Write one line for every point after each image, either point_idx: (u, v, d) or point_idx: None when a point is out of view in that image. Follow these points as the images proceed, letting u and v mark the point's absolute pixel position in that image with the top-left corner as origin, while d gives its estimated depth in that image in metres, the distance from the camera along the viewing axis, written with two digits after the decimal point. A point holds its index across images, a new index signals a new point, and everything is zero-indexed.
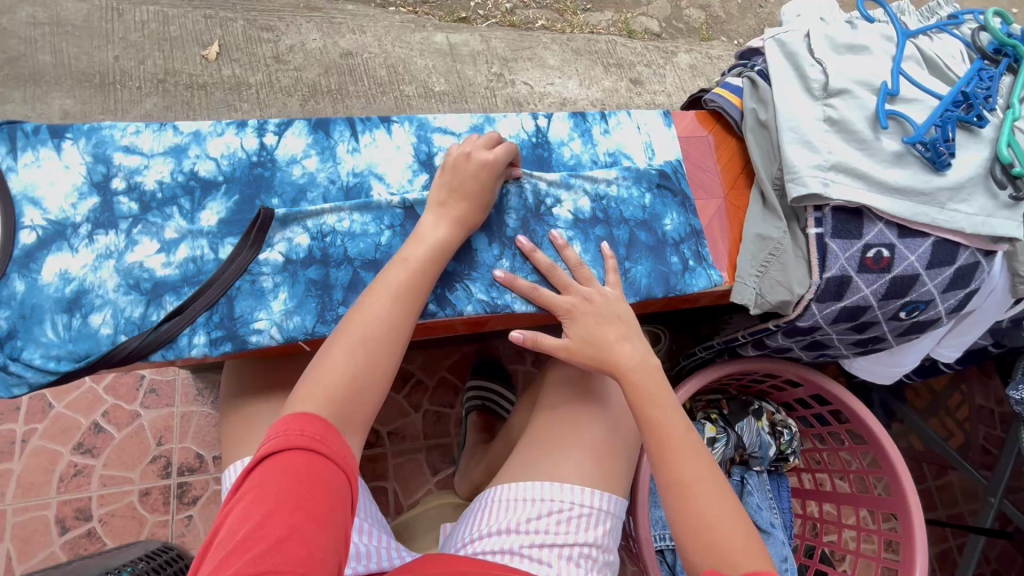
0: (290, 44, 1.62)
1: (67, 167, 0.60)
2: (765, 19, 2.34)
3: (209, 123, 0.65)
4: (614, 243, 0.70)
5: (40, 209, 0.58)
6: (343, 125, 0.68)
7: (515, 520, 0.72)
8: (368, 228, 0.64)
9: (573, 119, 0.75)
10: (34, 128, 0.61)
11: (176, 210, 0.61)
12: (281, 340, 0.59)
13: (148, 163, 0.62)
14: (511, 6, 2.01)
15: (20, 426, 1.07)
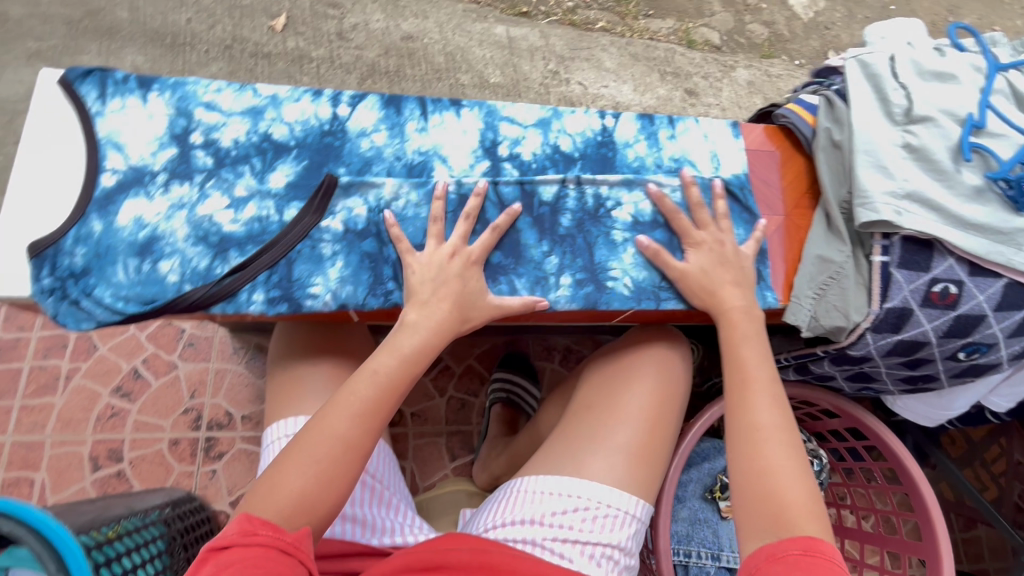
0: (354, 23, 1.66)
1: (151, 117, 0.62)
2: (831, 41, 2.27)
3: (286, 89, 0.66)
4: (671, 249, 0.68)
5: (122, 154, 0.60)
6: (415, 104, 0.69)
7: (540, 512, 0.73)
8: (426, 209, 0.64)
9: (641, 121, 0.74)
10: (124, 77, 0.63)
11: (247, 168, 0.62)
12: (334, 308, 0.59)
13: (226, 122, 0.63)
14: (572, 5, 2.00)
15: (67, 362, 1.12)
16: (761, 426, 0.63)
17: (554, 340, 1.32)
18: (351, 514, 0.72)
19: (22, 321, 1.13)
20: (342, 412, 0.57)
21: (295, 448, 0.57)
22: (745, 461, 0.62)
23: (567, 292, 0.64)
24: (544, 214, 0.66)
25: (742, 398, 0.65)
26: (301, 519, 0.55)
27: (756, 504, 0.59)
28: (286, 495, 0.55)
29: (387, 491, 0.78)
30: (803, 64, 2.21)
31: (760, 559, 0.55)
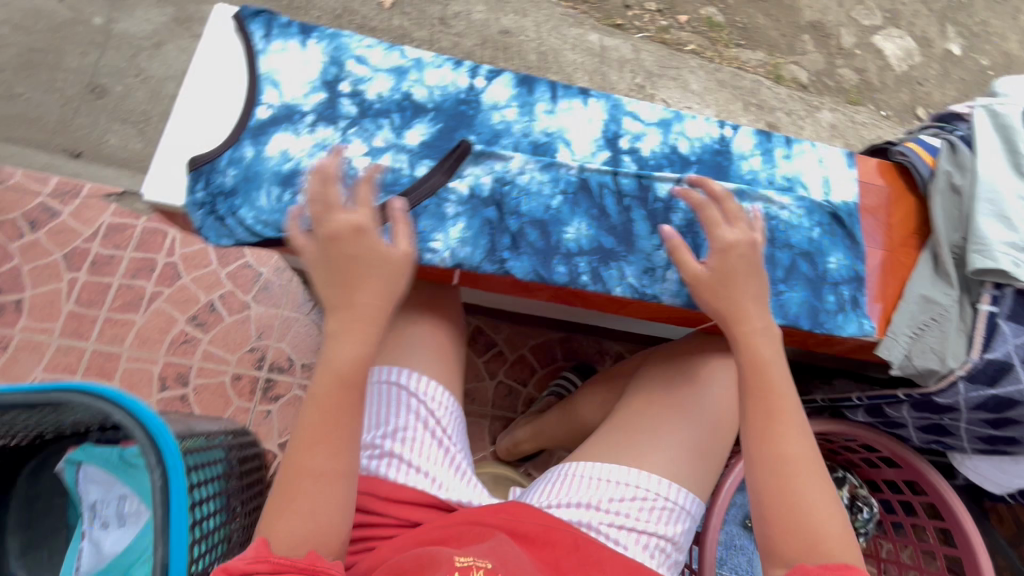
0: (457, 12, 1.72)
1: (307, 61, 0.66)
2: (922, 97, 2.22)
3: (430, 55, 0.70)
4: (774, 264, 0.70)
5: (278, 92, 0.64)
6: (546, 87, 0.72)
7: (595, 496, 0.73)
8: (544, 188, 0.67)
9: (759, 136, 0.75)
10: (287, 21, 0.67)
11: (387, 122, 0.66)
12: (450, 265, 0.62)
13: (373, 76, 0.67)
14: (666, 24, 2.02)
15: (152, 285, 1.18)
16: (791, 455, 0.56)
17: (608, 344, 1.32)
18: (420, 468, 0.77)
19: (119, 240, 1.20)
20: (323, 442, 0.55)
21: (281, 497, 0.54)
22: (778, 488, 0.55)
23: (670, 287, 0.66)
24: (657, 211, 0.68)
25: (768, 426, 0.57)
26: (304, 548, 0.52)
27: (785, 536, 0.53)
28: (286, 538, 0.52)
29: (456, 452, 0.81)
30: (890, 115, 2.17)
31: (794, 575, 0.51)
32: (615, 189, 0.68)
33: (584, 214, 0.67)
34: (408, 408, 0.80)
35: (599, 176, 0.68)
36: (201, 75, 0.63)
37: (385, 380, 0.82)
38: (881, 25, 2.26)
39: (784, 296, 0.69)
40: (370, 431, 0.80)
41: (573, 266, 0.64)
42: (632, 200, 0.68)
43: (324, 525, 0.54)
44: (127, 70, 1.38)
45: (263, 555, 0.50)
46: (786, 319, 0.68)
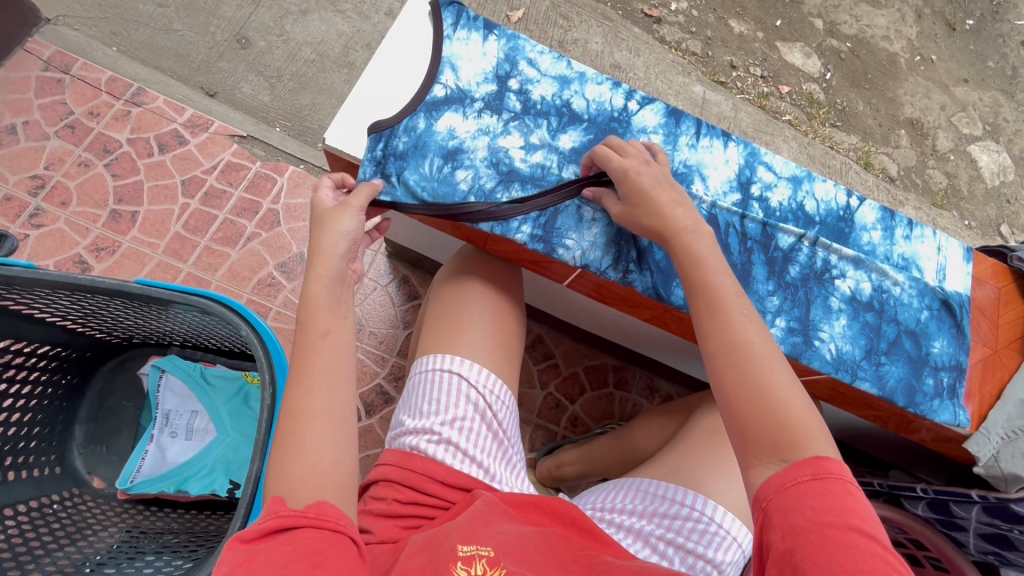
0: (575, 39, 1.81)
1: (484, 55, 0.74)
2: (1008, 215, 2.19)
3: (593, 73, 0.78)
4: (879, 335, 0.74)
5: (455, 75, 0.73)
6: (692, 123, 0.77)
7: (649, 508, 0.77)
8: None
9: (882, 212, 0.79)
10: (475, 16, 0.76)
11: (545, 123, 0.74)
12: (580, 264, 0.71)
13: (539, 80, 0.75)
14: (767, 91, 2.06)
15: (252, 226, 1.26)
16: (742, 343, 0.58)
17: (660, 383, 1.33)
18: (475, 457, 0.78)
19: (233, 179, 1.29)
20: (314, 380, 0.58)
21: (283, 449, 0.56)
22: (742, 380, 0.57)
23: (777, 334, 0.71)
24: (776, 260, 0.73)
25: (711, 319, 0.60)
26: (309, 496, 0.53)
27: (755, 427, 0.55)
28: (295, 494, 0.53)
29: (509, 447, 0.83)
30: (972, 226, 2.15)
31: (769, 493, 0.52)
32: (740, 230, 0.72)
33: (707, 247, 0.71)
34: (466, 397, 0.80)
35: (728, 215, 0.72)
36: (393, 54, 0.73)
37: (441, 368, 0.82)
38: (981, 137, 2.25)
39: (886, 368, 0.72)
40: (424, 418, 0.80)
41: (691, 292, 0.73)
42: (754, 243, 0.73)
43: (327, 472, 0.55)
44: (272, 29, 1.48)
45: (279, 512, 0.52)
46: (883, 391, 0.71)
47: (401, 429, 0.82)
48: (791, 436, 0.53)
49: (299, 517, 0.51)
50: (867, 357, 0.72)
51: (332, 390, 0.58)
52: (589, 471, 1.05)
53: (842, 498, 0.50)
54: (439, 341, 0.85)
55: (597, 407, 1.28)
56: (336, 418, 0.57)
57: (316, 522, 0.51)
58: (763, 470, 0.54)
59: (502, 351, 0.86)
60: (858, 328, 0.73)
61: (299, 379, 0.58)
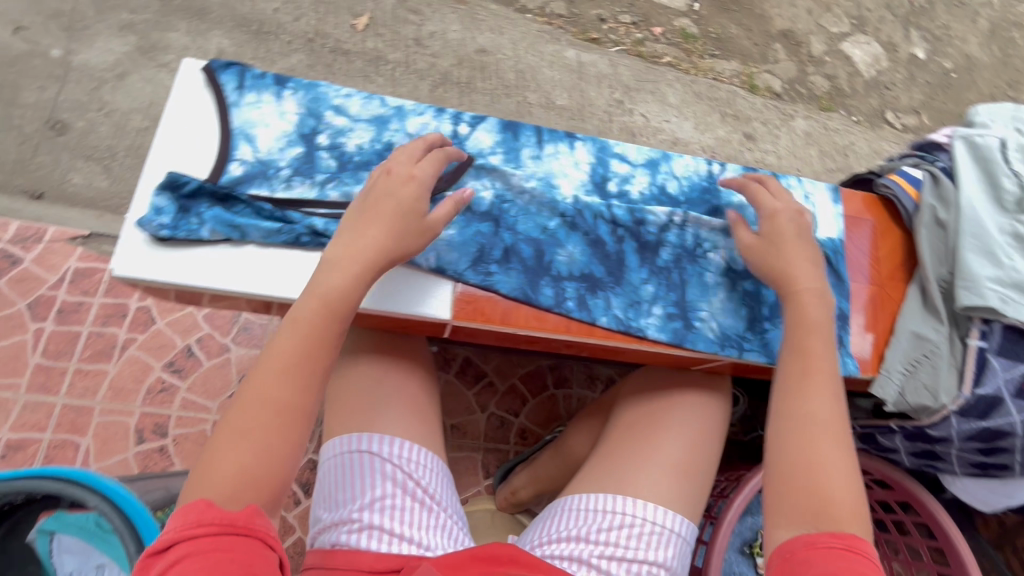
0: (432, 32, 1.69)
1: (282, 117, 0.75)
2: (889, 102, 2.27)
3: (410, 104, 0.80)
4: (758, 302, 0.78)
5: (252, 147, 0.72)
6: (531, 133, 0.83)
7: (585, 529, 0.73)
8: (543, 211, 0.77)
9: (745, 174, 0.85)
10: (262, 74, 0.75)
11: (366, 174, 0.74)
12: (433, 266, 0.71)
13: (352, 128, 0.76)
14: (641, 37, 2.00)
15: (123, 332, 1.14)
16: (811, 415, 0.64)
17: (599, 369, 1.31)
18: (401, 533, 0.71)
19: (90, 286, 1.15)
20: (295, 373, 0.60)
21: (235, 433, 0.58)
22: (787, 448, 0.63)
23: (656, 321, 0.75)
24: (648, 245, 0.79)
25: (797, 381, 0.67)
26: (244, 499, 0.56)
27: (796, 495, 0.61)
28: (215, 487, 0.55)
29: (443, 511, 0.76)
30: (861, 121, 2.21)
31: (796, 547, 0.58)
32: (609, 218, 0.79)
33: (580, 238, 0.77)
34: (383, 475, 0.75)
35: (593, 207, 0.79)
36: (183, 123, 0.72)
37: (353, 450, 0.77)
38: (849, 33, 2.29)
39: (771, 334, 0.77)
40: (342, 507, 0.74)
41: (560, 290, 0.74)
42: (625, 231, 0.79)
43: (267, 480, 0.57)
44: (89, 104, 1.32)
45: (203, 520, 0.53)
46: (770, 356, 0.77)
47: (321, 526, 0.75)
48: (829, 512, 0.59)
49: (225, 526, 0.53)
50: (750, 328, 0.77)
51: (304, 401, 0.60)
52: (542, 490, 1.03)
53: (862, 568, 0.55)
54: (341, 421, 0.80)
55: (542, 413, 1.26)
56: (297, 429, 0.59)
57: (243, 531, 0.54)
58: (793, 530, 0.59)
59: (414, 413, 0.81)
60: (733, 300, 0.78)
61: (278, 367, 0.60)
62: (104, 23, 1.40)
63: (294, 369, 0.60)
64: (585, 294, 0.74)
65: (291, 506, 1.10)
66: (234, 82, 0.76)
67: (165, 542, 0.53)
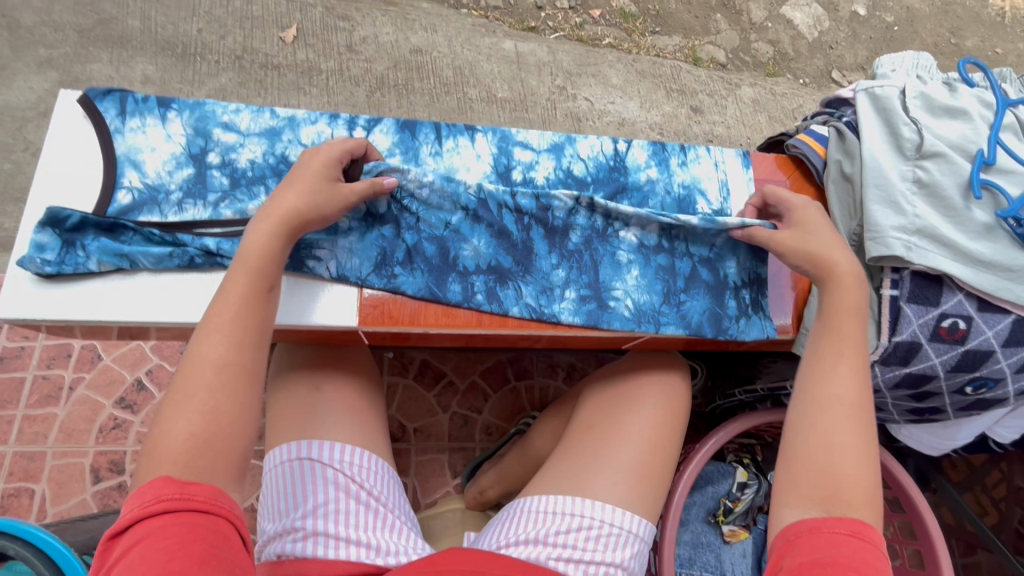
0: (364, 36, 1.67)
1: (169, 139, 0.77)
2: (834, 61, 2.28)
3: (302, 113, 0.83)
4: (675, 275, 0.82)
5: (139, 172, 0.75)
6: (429, 130, 0.85)
7: (539, 530, 0.72)
8: (445, 205, 0.78)
9: (652, 147, 0.90)
10: (144, 98, 0.78)
11: (262, 188, 0.77)
12: (334, 274, 0.74)
13: (243, 143, 0.79)
14: (580, 21, 1.98)
15: (69, 373, 1.12)
16: (838, 399, 0.66)
17: (558, 357, 1.31)
18: (349, 538, 0.67)
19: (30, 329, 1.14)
20: (227, 332, 0.61)
21: (179, 394, 0.58)
22: (809, 431, 0.65)
23: (569, 306, 0.79)
24: (556, 229, 0.81)
25: (825, 365, 0.68)
26: (202, 473, 0.56)
27: (808, 474, 0.63)
28: (171, 460, 0.55)
29: (390, 513, 0.72)
30: (808, 83, 2.22)
31: (801, 530, 0.59)
32: (513, 207, 0.80)
33: (485, 232, 0.80)
34: (325, 479, 0.70)
35: (497, 196, 0.79)
36: (65, 156, 0.74)
37: (292, 458, 0.71)
38: None
39: (688, 305, 0.81)
40: (286, 516, 0.69)
41: (468, 284, 0.77)
42: (531, 219, 0.81)
43: (226, 437, 0.58)
44: (14, 145, 1.31)
45: (160, 497, 0.53)
46: (690, 327, 0.80)
47: (265, 537, 0.70)
48: (839, 497, 0.60)
49: (186, 500, 0.54)
50: (665, 301, 0.81)
51: (250, 352, 0.62)
52: (510, 488, 1.03)
53: (873, 559, 0.56)
54: (279, 430, 0.74)
55: (505, 407, 1.26)
56: (247, 377, 0.61)
57: (206, 508, 0.54)
58: (799, 511, 0.61)
59: (359, 419, 0.76)
60: (649, 274, 0.82)
61: (212, 326, 0.61)
62: (21, 61, 1.38)
63: (228, 329, 0.61)
64: (495, 286, 0.78)
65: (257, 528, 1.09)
66: (117, 108, 0.78)
67: (121, 526, 0.53)
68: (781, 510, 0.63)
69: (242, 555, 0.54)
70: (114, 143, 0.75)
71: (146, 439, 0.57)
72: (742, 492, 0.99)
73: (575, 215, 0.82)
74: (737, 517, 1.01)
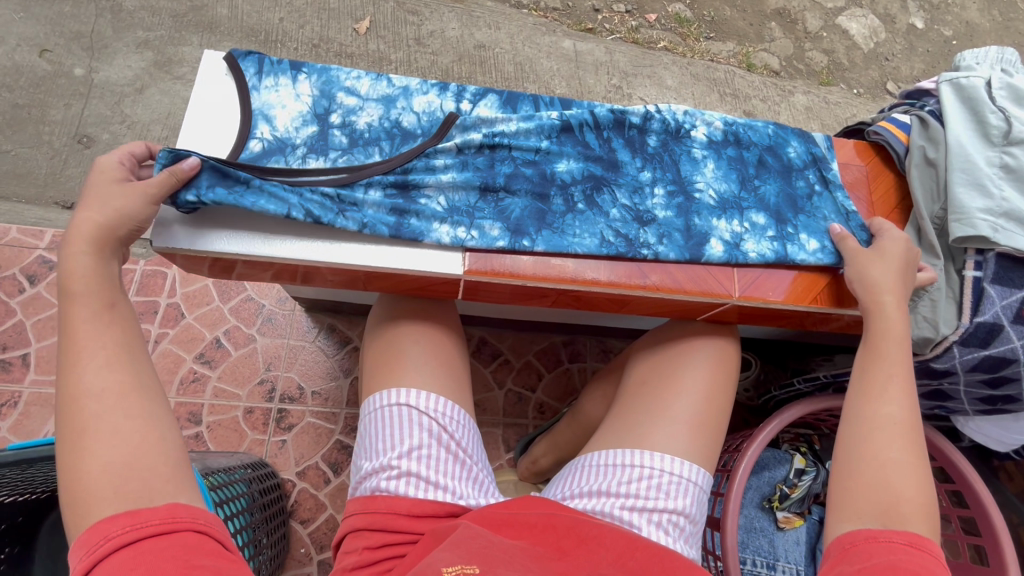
0: (431, 31, 1.74)
1: (297, 97, 0.85)
2: (890, 72, 2.25)
3: (416, 84, 0.90)
4: (745, 165, 0.92)
5: (271, 126, 0.82)
6: (529, 104, 0.92)
7: (606, 482, 0.73)
8: (532, 135, 0.87)
9: (729, 129, 0.93)
10: (279, 61, 0.86)
11: (377, 148, 0.83)
12: (445, 202, 0.79)
13: (363, 107, 0.86)
14: (636, 24, 2.01)
15: (155, 328, 1.20)
16: (889, 419, 0.65)
17: (611, 342, 1.34)
18: (437, 481, 0.70)
19: (121, 285, 1.22)
20: (91, 357, 0.54)
21: (74, 434, 0.51)
22: (860, 453, 0.64)
23: (660, 201, 0.86)
24: (635, 138, 0.91)
25: (877, 387, 0.68)
26: (136, 487, 0.49)
27: (865, 493, 0.61)
28: (100, 498, 0.48)
29: (474, 464, 0.76)
30: (862, 93, 2.20)
31: (858, 539, 0.57)
32: (593, 124, 0.90)
33: (571, 151, 0.87)
34: (419, 425, 0.73)
35: (578, 116, 0.89)
36: (206, 110, 0.82)
37: (387, 404, 0.75)
38: (845, 7, 2.30)
39: (764, 189, 0.90)
40: (381, 455, 0.72)
41: (569, 196, 0.83)
42: (610, 132, 0.90)
43: (147, 451, 0.51)
44: (112, 118, 1.41)
45: (107, 535, 0.46)
46: (770, 209, 0.88)
47: (361, 475, 0.73)
48: (898, 513, 0.58)
49: (141, 529, 0.47)
50: (743, 188, 0.90)
51: (128, 365, 0.56)
52: (562, 458, 1.05)
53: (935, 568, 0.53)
54: (381, 378, 0.78)
55: (558, 386, 1.29)
56: (134, 390, 0.54)
57: (164, 529, 0.47)
58: (856, 525, 0.59)
59: (448, 371, 0.80)
60: (724, 166, 0.91)
61: (72, 355, 0.54)
62: (121, 42, 1.49)
63: (103, 351, 0.55)
64: (592, 194, 0.85)
65: (321, 486, 1.14)
66: (255, 70, 0.87)
67: None
68: (833, 526, 0.61)
69: (226, 557, 0.48)
70: (251, 99, 0.83)
71: (61, 498, 0.49)
72: (799, 478, 1.00)
73: (649, 122, 0.92)
74: (792, 504, 1.01)
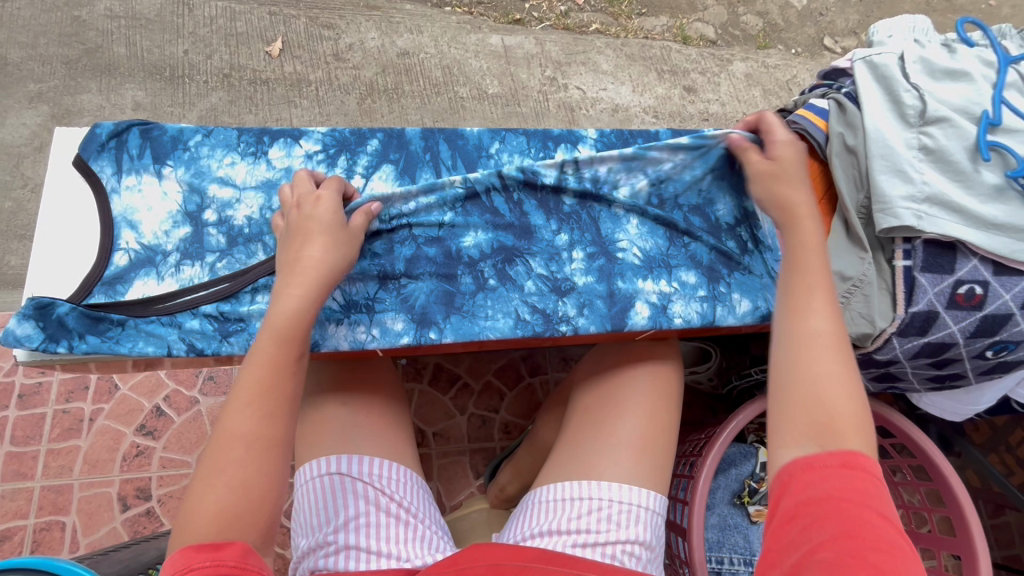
0: (350, 43, 1.66)
1: (165, 196, 0.79)
2: (826, 28, 2.22)
3: (298, 163, 0.84)
4: (671, 223, 0.85)
5: (136, 233, 0.76)
6: (430, 174, 0.87)
7: (558, 520, 0.71)
8: (433, 209, 0.78)
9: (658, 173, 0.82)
10: (138, 156, 0.80)
11: (259, 246, 0.78)
12: (342, 299, 0.74)
13: (239, 198, 0.81)
14: (565, 8, 1.93)
15: (89, 405, 1.13)
16: (816, 333, 0.61)
17: (571, 350, 1.31)
18: (378, 548, 0.67)
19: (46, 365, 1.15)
20: (251, 399, 0.58)
21: (207, 466, 0.57)
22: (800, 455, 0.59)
23: (580, 266, 0.81)
24: (547, 198, 0.83)
25: (800, 303, 0.63)
26: (233, 535, 0.55)
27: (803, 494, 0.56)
28: (206, 527, 0.54)
29: (422, 523, 0.72)
30: (800, 52, 2.17)
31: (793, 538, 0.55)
32: (501, 187, 0.81)
33: (479, 220, 0.80)
34: (355, 493, 0.70)
35: (484, 181, 0.79)
36: (61, 221, 0.76)
37: (321, 474, 0.72)
38: None
39: (693, 248, 0.84)
40: (318, 531, 0.69)
41: (478, 273, 0.78)
42: (521, 193, 0.82)
43: (255, 506, 0.57)
44: (13, 182, 1.33)
45: (193, 564, 0.52)
46: (701, 266, 0.83)
47: (300, 553, 0.71)
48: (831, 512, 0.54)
49: (218, 566, 0.52)
50: (671, 245, 0.84)
51: (269, 420, 0.59)
52: (527, 484, 1.02)
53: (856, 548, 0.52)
54: (312, 446, 0.74)
55: (522, 405, 1.26)
56: (273, 445, 0.58)
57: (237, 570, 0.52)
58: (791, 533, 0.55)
59: (386, 435, 0.76)
60: (650, 221, 0.84)
61: (242, 398, 0.59)
62: (13, 98, 1.38)
63: (278, 392, 0.60)
64: (504, 267, 0.79)
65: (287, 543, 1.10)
66: (115, 169, 0.80)
67: None
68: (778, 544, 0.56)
69: None
70: (111, 204, 0.77)
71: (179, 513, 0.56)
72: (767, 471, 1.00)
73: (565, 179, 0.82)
74: (763, 497, 1.01)
